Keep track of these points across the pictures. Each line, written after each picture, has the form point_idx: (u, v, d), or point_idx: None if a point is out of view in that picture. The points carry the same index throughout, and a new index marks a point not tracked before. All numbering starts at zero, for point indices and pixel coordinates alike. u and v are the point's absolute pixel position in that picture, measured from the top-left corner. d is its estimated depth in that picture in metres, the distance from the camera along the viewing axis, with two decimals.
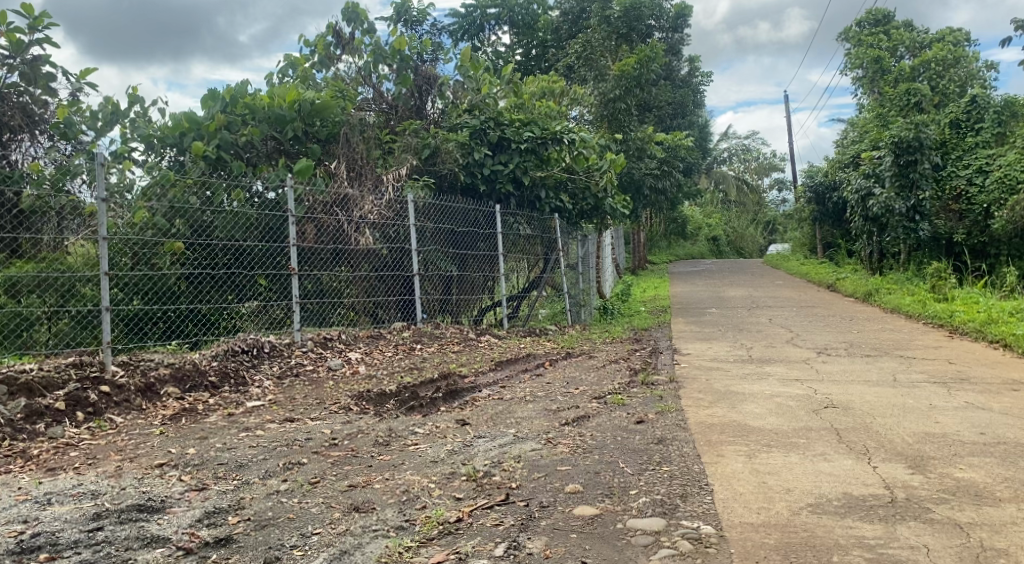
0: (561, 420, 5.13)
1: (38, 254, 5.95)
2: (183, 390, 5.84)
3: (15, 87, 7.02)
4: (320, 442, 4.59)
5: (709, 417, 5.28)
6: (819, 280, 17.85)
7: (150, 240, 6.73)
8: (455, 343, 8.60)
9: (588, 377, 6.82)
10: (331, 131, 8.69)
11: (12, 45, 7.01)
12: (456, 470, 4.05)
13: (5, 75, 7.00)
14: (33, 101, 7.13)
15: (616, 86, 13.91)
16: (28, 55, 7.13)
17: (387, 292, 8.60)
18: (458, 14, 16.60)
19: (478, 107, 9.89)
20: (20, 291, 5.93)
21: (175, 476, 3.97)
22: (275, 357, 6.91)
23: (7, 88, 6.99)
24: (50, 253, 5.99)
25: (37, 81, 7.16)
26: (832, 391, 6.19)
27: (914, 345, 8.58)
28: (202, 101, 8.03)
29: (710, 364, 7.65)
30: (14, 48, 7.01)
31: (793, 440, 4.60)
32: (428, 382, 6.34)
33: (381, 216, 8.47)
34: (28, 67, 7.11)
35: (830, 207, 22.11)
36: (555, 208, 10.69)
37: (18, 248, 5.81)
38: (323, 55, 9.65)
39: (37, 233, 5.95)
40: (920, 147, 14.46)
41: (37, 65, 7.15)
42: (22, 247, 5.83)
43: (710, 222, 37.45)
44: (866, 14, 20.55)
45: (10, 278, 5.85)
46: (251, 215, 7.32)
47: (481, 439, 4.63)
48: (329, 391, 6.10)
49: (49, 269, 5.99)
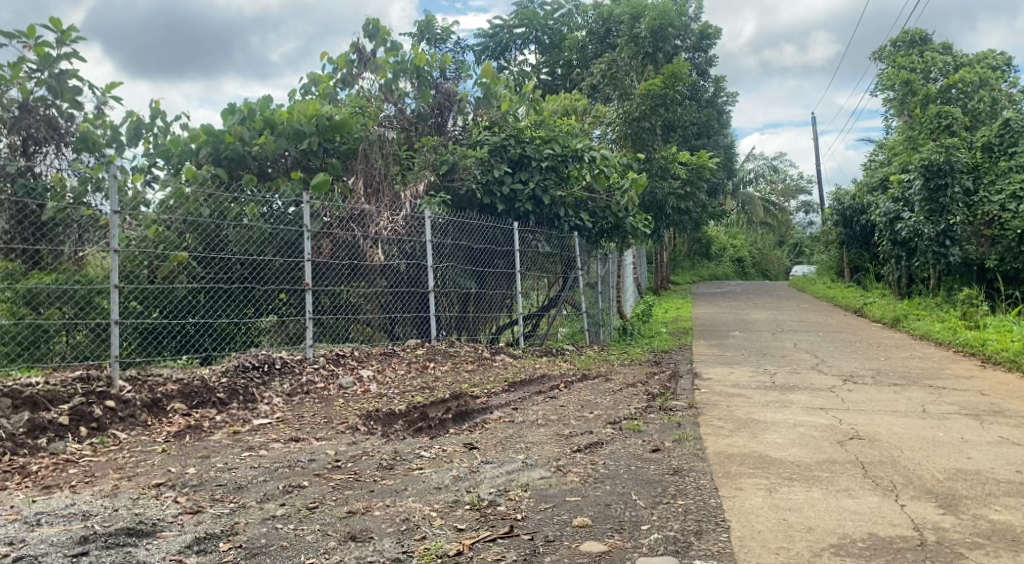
0: (573, 446, 4.96)
1: (58, 266, 5.91)
2: (190, 406, 5.74)
3: (42, 101, 7.05)
4: (322, 464, 4.46)
5: (728, 447, 5.08)
6: (846, 304, 17.50)
7: (158, 253, 6.57)
8: (470, 361, 8.47)
9: (604, 401, 6.64)
10: (350, 148, 8.63)
11: (40, 60, 7.06)
12: (460, 498, 3.90)
13: (33, 88, 7.03)
14: (60, 114, 7.16)
15: (640, 105, 13.80)
16: (55, 69, 7.17)
17: (403, 309, 8.51)
18: (485, 32, 16.64)
19: (499, 123, 9.87)
20: (40, 302, 5.82)
21: (171, 497, 3.85)
22: (287, 374, 6.77)
23: (35, 101, 7.02)
24: (72, 265, 5.94)
25: (64, 94, 7.18)
26: (858, 421, 5.95)
27: (945, 374, 8.29)
28: (220, 115, 8.03)
29: (730, 389, 7.43)
30: (42, 61, 7.06)
31: (816, 474, 4.38)
32: (438, 403, 6.19)
33: (397, 232, 8.36)
34: (56, 81, 7.15)
35: (858, 229, 21.77)
36: (575, 227, 10.55)
37: (40, 260, 5.83)
38: (346, 72, 9.64)
39: (59, 244, 5.95)
40: (950, 171, 14.18)
41: (63, 79, 7.20)
42: (43, 259, 5.84)
43: (736, 243, 37.08)
44: (900, 35, 20.28)
45: (31, 289, 5.75)
46: (266, 229, 7.24)
47: (488, 465, 4.48)
48: (337, 410, 5.96)
49: (70, 281, 5.93)
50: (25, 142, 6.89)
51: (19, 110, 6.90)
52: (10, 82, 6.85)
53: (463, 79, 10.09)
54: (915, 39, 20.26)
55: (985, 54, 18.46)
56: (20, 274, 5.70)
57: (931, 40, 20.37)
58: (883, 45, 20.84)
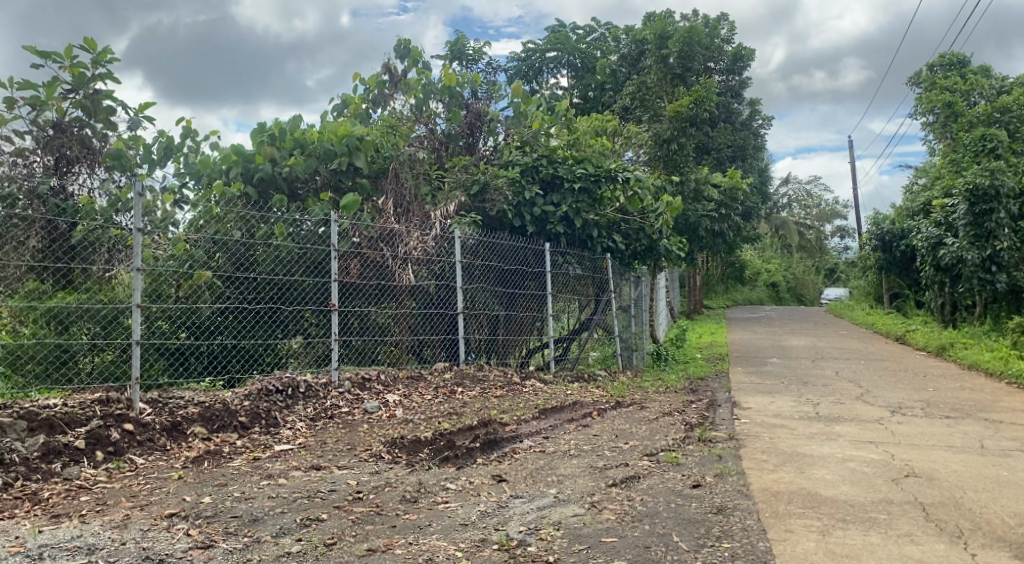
0: (608, 480, 4.68)
1: (83, 284, 5.76)
2: (210, 430, 5.55)
3: (77, 121, 7.00)
4: (343, 495, 4.24)
5: (775, 483, 4.76)
6: (887, 331, 16.97)
7: (184, 271, 6.40)
8: (499, 386, 8.20)
9: (639, 430, 6.35)
10: (379, 167, 8.50)
11: (74, 80, 7.04)
12: (488, 537, 3.65)
13: (68, 108, 7.00)
14: (94, 134, 7.09)
15: (671, 127, 13.57)
16: (90, 89, 7.13)
17: (432, 331, 8.30)
18: (517, 56, 16.54)
19: (529, 144, 9.68)
20: (66, 323, 5.69)
21: (182, 529, 3.64)
22: (311, 398, 6.56)
23: (69, 121, 6.97)
24: (98, 283, 5.82)
25: (98, 114, 7.12)
26: (912, 456, 5.59)
27: (998, 407, 7.88)
28: (249, 135, 7.93)
29: (771, 420, 7.09)
30: (77, 82, 7.03)
31: (872, 516, 4.06)
32: (466, 430, 5.94)
33: (427, 252, 8.17)
34: (90, 100, 7.12)
35: (898, 255, 21.23)
36: (607, 248, 10.30)
37: (69, 277, 5.70)
38: (376, 93, 9.55)
39: (88, 263, 5.82)
40: (997, 195, 13.64)
41: (98, 99, 7.16)
42: (73, 277, 5.70)
43: (770, 267, 36.44)
44: (939, 58, 19.88)
45: (54, 309, 5.60)
46: (294, 249, 7.12)
47: (518, 500, 4.21)
48: (361, 436, 5.75)
49: (93, 299, 5.77)
50: (58, 162, 6.88)
51: (53, 130, 6.85)
52: (46, 103, 6.82)
53: (494, 99, 9.97)
54: (953, 63, 19.84)
55: None
56: (47, 290, 5.56)
57: (970, 63, 19.94)
58: (920, 68, 20.43)
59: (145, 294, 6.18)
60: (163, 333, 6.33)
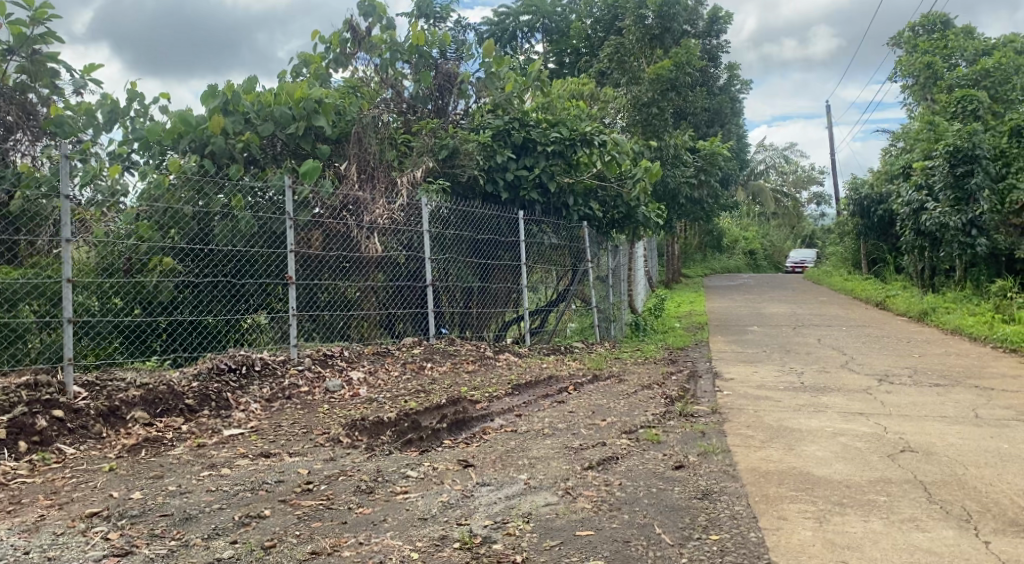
0: (584, 462, 4.29)
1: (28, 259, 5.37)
2: (153, 415, 5.10)
3: (21, 86, 6.45)
4: (290, 487, 3.84)
5: (764, 462, 4.40)
6: (866, 297, 16.77)
7: (130, 246, 6.12)
8: (471, 361, 7.73)
9: (618, 406, 5.97)
10: (341, 130, 7.93)
11: (15, 38, 6.38)
12: (447, 534, 3.27)
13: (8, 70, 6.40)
14: (39, 100, 6.56)
15: (650, 90, 13.13)
16: (31, 50, 6.48)
17: (402, 305, 7.84)
18: (490, 20, 15.88)
19: (502, 106, 9.20)
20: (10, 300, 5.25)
21: (100, 533, 3.29)
22: (267, 377, 6.13)
23: (11, 86, 6.40)
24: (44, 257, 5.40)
25: (40, 78, 6.53)
26: (906, 429, 5.27)
27: (987, 373, 7.62)
28: (200, 98, 7.32)
29: (755, 392, 6.75)
30: (17, 41, 6.37)
31: (870, 498, 3.74)
32: (433, 410, 5.52)
33: (394, 221, 7.68)
34: (31, 62, 6.50)
35: (875, 220, 21.00)
36: (584, 216, 9.87)
37: (15, 253, 5.30)
38: (338, 53, 8.96)
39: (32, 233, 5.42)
40: (978, 156, 13.37)
41: (39, 60, 6.55)
42: (19, 252, 5.32)
43: (747, 234, 36.28)
44: (921, 19, 19.56)
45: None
46: (253, 221, 6.68)
47: (485, 488, 3.82)
48: (319, 418, 5.32)
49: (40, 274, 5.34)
50: None
51: None
52: None
53: (465, 59, 9.43)
54: (935, 23, 19.52)
55: (1009, 38, 17.79)
56: None
57: (952, 24, 19.62)
58: (902, 29, 20.09)
59: (92, 268, 5.84)
60: (116, 310, 6.04)
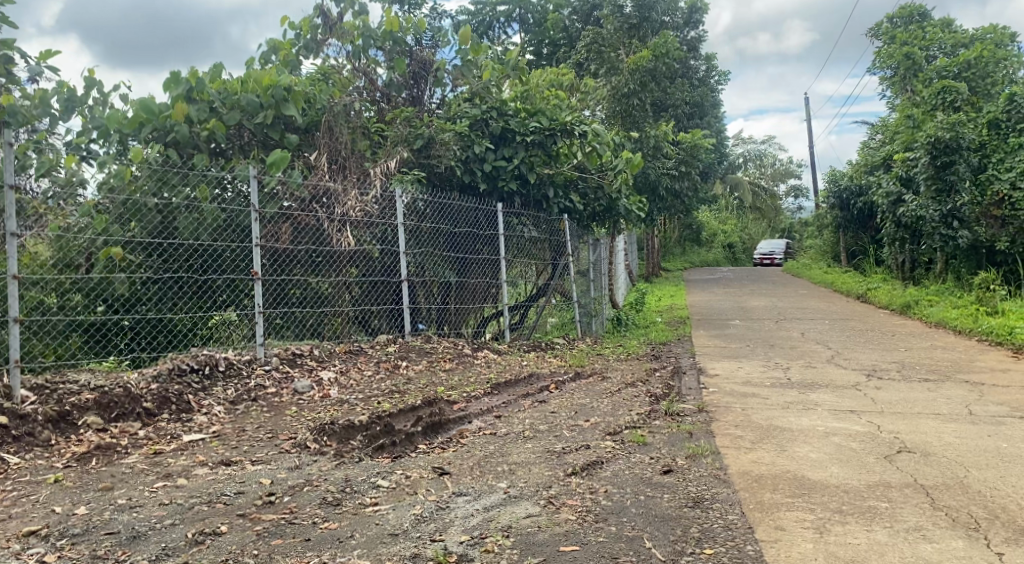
0: (567, 468, 4.04)
1: None
2: (107, 420, 4.79)
3: None
4: (251, 499, 3.56)
5: (756, 465, 4.19)
6: (847, 290, 16.67)
7: (90, 239, 5.81)
8: (448, 359, 7.42)
9: (601, 405, 5.72)
10: (312, 119, 7.65)
11: None
12: (420, 552, 3.02)
13: None
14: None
15: (630, 80, 12.89)
16: None
17: (376, 301, 7.53)
18: (466, 10, 15.54)
19: (480, 95, 8.89)
20: None
21: (37, 555, 3.00)
22: (232, 378, 5.83)
23: None
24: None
25: None
26: (901, 427, 5.08)
27: (976, 367, 7.47)
28: (163, 85, 6.94)
29: (741, 388, 6.54)
30: None
31: (871, 505, 3.54)
32: (408, 412, 5.25)
33: (367, 213, 7.38)
34: None
35: (856, 213, 21.08)
36: (565, 209, 9.61)
37: None
38: (309, 39, 8.61)
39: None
40: (959, 147, 13.27)
41: None
42: None
43: (726, 228, 36.23)
44: (898, 11, 19.50)
45: None
46: (218, 212, 6.35)
47: (461, 498, 3.57)
48: (286, 422, 5.03)
49: None
50: None
51: None
52: None
53: (441, 47, 9.12)
54: (912, 15, 19.48)
55: (986, 30, 17.76)
56: None
57: (929, 16, 19.57)
58: (879, 21, 20.00)
59: (51, 264, 5.50)
60: (75, 308, 5.73)
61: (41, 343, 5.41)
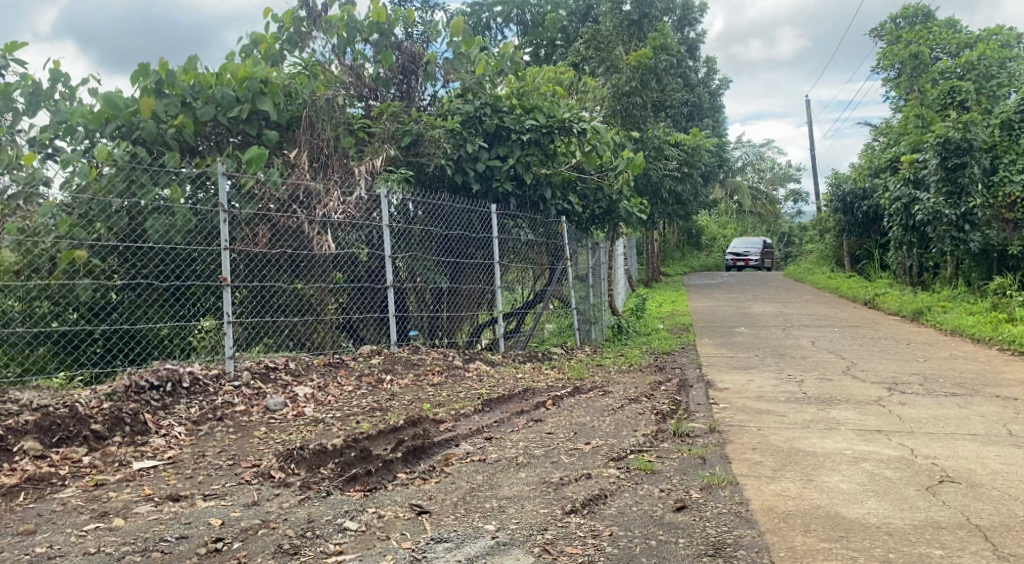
0: (565, 504, 3.52)
1: None
2: (47, 445, 4.27)
3: None
4: (195, 546, 3.05)
5: (782, 498, 3.68)
6: (854, 295, 16.14)
7: (53, 243, 5.30)
8: (436, 372, 6.86)
9: (603, 425, 5.19)
10: (291, 115, 7.09)
11: None
12: None
13: None
14: None
15: (630, 78, 12.37)
16: None
17: (360, 310, 6.98)
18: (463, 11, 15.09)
19: (473, 91, 8.35)
20: None
21: None
22: (196, 395, 5.28)
23: None
24: None
25: None
26: (937, 451, 4.57)
27: (1003, 380, 6.95)
28: (130, 77, 6.37)
29: (755, 404, 6.01)
30: None
31: (922, 553, 3.04)
32: (389, 434, 4.73)
33: (350, 215, 6.81)
34: None
35: (860, 217, 20.56)
36: (562, 211, 9.10)
37: None
38: (291, 31, 8.04)
39: None
40: (970, 148, 12.77)
41: None
42: None
43: (726, 232, 35.72)
44: (902, 11, 19.02)
45: None
46: (191, 214, 5.78)
47: (440, 546, 3.07)
48: (252, 447, 4.50)
49: None
50: None
51: None
52: None
53: (433, 40, 8.57)
54: (917, 15, 19.03)
55: (994, 29, 17.25)
56: None
57: (934, 16, 19.10)
58: (883, 21, 19.50)
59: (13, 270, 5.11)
60: (41, 319, 5.26)
61: (4, 355, 5.12)
